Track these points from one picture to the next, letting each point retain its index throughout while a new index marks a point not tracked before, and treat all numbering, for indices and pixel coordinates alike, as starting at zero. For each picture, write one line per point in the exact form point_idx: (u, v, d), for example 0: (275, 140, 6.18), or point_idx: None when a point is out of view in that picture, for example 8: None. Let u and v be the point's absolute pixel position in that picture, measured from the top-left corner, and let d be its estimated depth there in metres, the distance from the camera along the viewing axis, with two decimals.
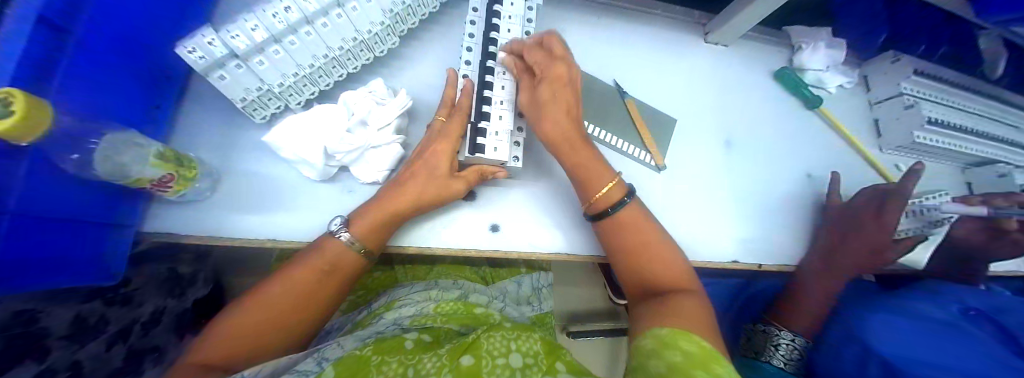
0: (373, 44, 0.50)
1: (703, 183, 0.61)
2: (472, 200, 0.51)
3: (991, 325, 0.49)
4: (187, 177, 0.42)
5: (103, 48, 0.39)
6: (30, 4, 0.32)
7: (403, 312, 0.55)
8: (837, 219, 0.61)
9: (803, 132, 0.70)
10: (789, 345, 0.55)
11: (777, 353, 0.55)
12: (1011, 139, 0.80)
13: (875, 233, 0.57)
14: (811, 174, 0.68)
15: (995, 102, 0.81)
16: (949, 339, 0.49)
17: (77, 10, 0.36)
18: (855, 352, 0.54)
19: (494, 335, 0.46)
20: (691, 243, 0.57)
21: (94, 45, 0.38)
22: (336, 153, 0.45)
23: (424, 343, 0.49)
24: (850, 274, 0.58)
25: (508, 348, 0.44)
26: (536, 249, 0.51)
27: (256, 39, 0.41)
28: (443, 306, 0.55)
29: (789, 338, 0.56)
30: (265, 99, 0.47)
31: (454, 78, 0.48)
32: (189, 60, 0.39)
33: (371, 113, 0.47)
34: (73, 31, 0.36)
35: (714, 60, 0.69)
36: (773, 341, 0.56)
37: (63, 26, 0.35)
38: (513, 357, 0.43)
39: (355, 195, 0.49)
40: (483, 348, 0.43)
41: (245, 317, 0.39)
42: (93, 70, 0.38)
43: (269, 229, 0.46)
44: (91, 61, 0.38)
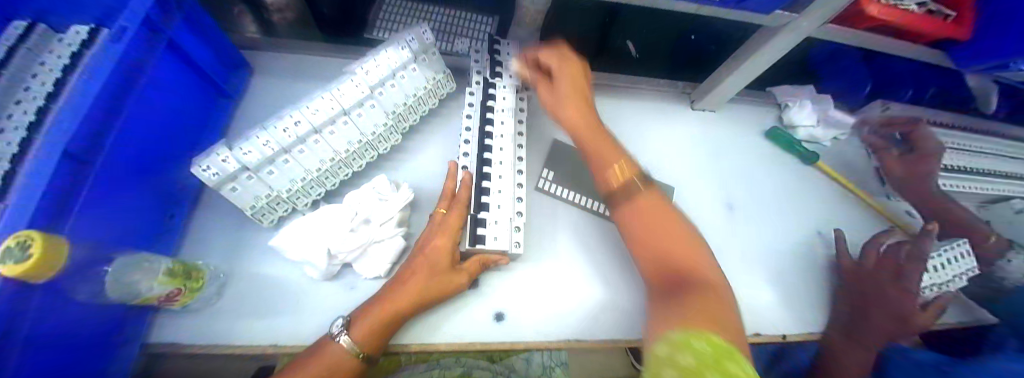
0: (377, 143, 0.54)
1: (711, 250, 0.60)
2: (474, 288, 0.50)
3: None
4: (193, 289, 0.43)
5: (120, 170, 0.41)
6: (57, 141, 0.34)
7: None
8: (852, 280, 0.59)
9: (804, 188, 0.69)
10: None
11: None
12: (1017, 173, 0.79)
13: (898, 297, 0.54)
14: (820, 231, 0.66)
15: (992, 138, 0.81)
16: None
17: (102, 142, 0.39)
18: None
19: None
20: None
21: (121, 170, 0.42)
22: (339, 252, 0.46)
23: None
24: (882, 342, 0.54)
25: None
26: (543, 337, 0.48)
27: (267, 152, 0.45)
28: None
29: None
30: (274, 204, 0.49)
31: (455, 171, 0.50)
32: (203, 177, 0.42)
33: (373, 211, 0.49)
34: (94, 161, 0.38)
35: (705, 126, 0.71)
36: None
37: (86, 159, 0.37)
38: None
39: (356, 292, 0.49)
40: None
41: None
42: (117, 193, 0.41)
43: (270, 335, 0.45)
44: (109, 184, 0.40)
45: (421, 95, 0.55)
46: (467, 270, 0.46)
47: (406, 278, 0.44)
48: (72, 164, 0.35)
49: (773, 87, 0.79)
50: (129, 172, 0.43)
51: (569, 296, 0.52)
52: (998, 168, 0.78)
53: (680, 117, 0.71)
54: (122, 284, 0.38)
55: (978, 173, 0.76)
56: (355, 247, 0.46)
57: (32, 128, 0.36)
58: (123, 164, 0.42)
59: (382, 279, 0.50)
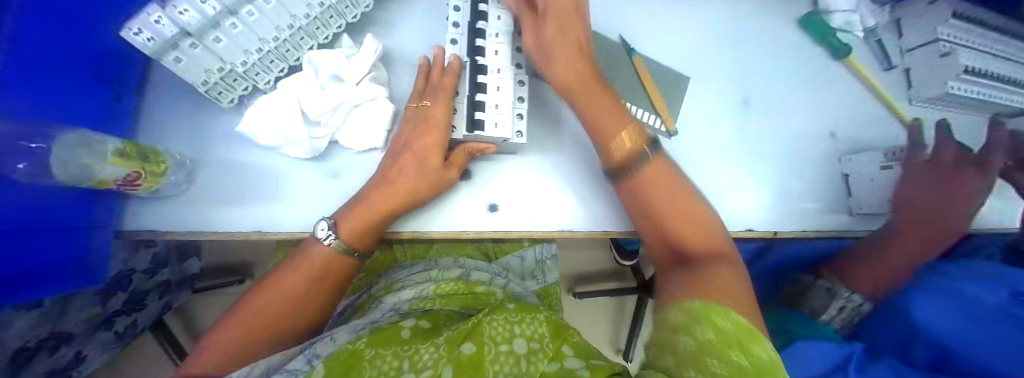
0: (343, 8, 0.43)
1: (716, 147, 0.56)
2: (467, 180, 0.47)
3: None
4: (155, 174, 0.38)
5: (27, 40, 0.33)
6: None
7: (401, 295, 0.52)
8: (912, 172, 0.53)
9: (825, 84, 0.63)
10: (854, 308, 0.46)
11: (837, 315, 0.47)
12: None
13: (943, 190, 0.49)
14: (834, 133, 0.62)
15: None
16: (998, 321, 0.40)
17: None
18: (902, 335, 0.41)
19: (496, 319, 0.42)
20: None
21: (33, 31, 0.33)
22: (319, 116, 0.41)
23: (422, 330, 0.45)
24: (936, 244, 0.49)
25: (510, 334, 0.39)
26: (538, 228, 0.47)
27: (209, 13, 0.34)
28: (443, 287, 0.53)
29: (858, 302, 0.46)
30: (235, 79, 0.42)
31: (458, 66, 0.41)
32: (137, 43, 0.34)
33: (343, 68, 0.42)
34: None
35: (735, 14, 0.61)
36: (840, 301, 0.47)
37: None
38: (516, 343, 0.38)
39: (340, 181, 0.45)
40: (485, 334, 0.39)
41: (253, 312, 0.38)
42: (40, 65, 0.34)
43: (254, 220, 0.43)
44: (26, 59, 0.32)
45: None
46: (455, 161, 0.42)
47: (416, 180, 0.39)
48: None
49: None
50: (54, 35, 0.35)
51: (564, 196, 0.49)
52: None
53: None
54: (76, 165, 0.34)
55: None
56: (322, 119, 0.41)
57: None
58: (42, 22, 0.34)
59: (374, 152, 0.46)
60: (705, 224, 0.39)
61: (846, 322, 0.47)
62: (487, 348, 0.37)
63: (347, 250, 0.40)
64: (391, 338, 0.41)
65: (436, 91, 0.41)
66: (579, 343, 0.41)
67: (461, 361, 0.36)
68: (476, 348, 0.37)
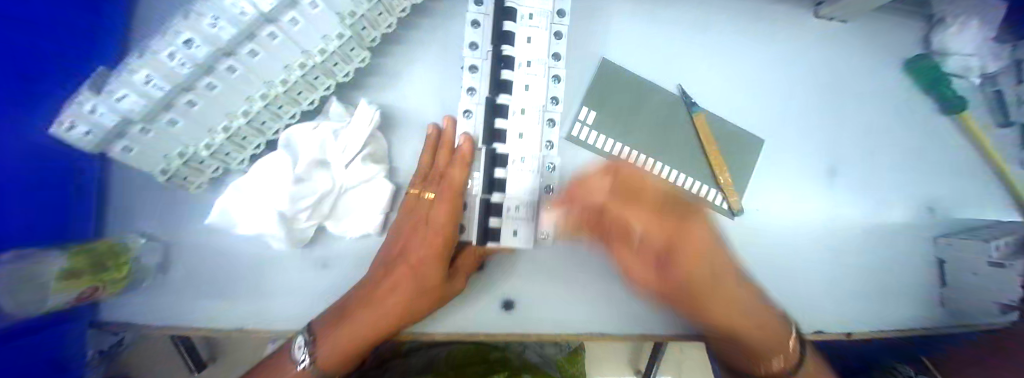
0: (333, 66, 0.33)
1: (788, 228, 0.45)
2: (479, 272, 0.39)
3: None
4: (116, 281, 0.33)
5: None
6: None
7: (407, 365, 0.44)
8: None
9: (930, 146, 0.51)
10: None
11: None
12: None
13: None
14: (932, 207, 0.51)
15: None
16: None
17: None
18: None
19: None
20: None
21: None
22: (296, 213, 0.32)
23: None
24: None
25: None
26: (559, 330, 0.40)
27: (155, 95, 0.26)
28: (456, 354, 0.45)
29: None
30: (203, 162, 0.33)
31: (468, 153, 0.31)
32: (69, 138, 0.26)
33: (327, 149, 0.33)
34: None
35: (824, 57, 0.48)
36: None
37: None
38: None
39: (330, 273, 0.38)
40: None
41: None
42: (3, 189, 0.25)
43: (232, 318, 0.37)
44: None
45: None
46: (460, 269, 0.33)
47: (417, 300, 0.31)
48: None
49: None
50: None
51: (587, 290, 0.41)
52: None
53: (793, 34, 0.47)
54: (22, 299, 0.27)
55: None
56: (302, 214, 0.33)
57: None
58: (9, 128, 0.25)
59: (372, 239, 0.38)
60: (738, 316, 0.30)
61: None
62: None
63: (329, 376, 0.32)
64: None
65: (441, 181, 0.32)
66: None
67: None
68: None
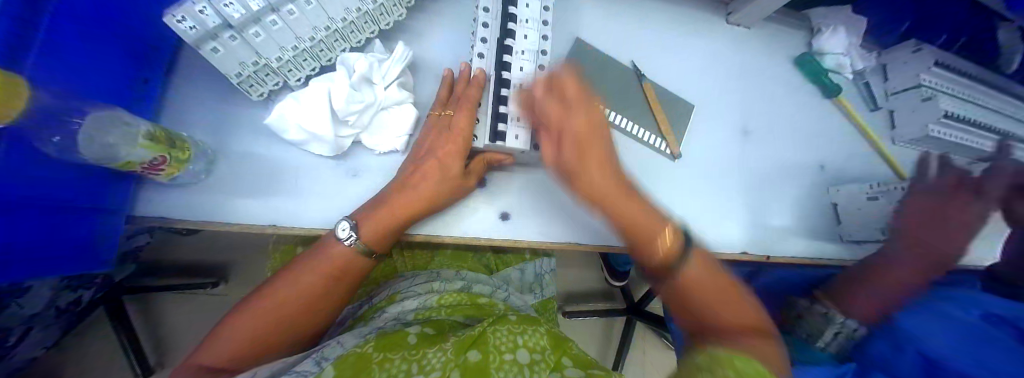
0: (379, 15, 0.44)
1: (717, 172, 0.59)
2: (483, 189, 0.49)
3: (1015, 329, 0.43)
4: (180, 159, 0.38)
5: (79, 16, 0.34)
6: None
7: (405, 306, 0.60)
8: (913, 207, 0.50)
9: (820, 123, 0.67)
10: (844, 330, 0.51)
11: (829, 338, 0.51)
12: None
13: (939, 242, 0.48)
14: (825, 166, 0.66)
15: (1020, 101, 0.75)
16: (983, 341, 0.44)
17: None
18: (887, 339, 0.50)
19: (499, 330, 0.50)
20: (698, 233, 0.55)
21: (81, 20, 0.34)
22: (347, 115, 0.41)
23: (427, 334, 0.52)
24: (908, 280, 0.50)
25: (515, 344, 0.47)
26: (545, 238, 0.49)
27: (253, 8, 0.35)
28: (447, 298, 0.62)
29: (847, 324, 0.50)
30: (269, 74, 0.42)
31: (482, 78, 0.44)
32: (177, 30, 0.34)
33: (373, 69, 0.43)
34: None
35: (736, 51, 0.65)
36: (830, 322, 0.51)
37: None
38: (520, 353, 0.46)
39: (359, 181, 0.46)
40: (490, 344, 0.46)
41: (267, 306, 0.40)
42: (82, 51, 0.35)
43: (270, 215, 0.43)
44: (71, 33, 0.33)
45: None
46: (474, 169, 0.45)
47: (438, 192, 0.42)
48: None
49: (811, 10, 0.71)
50: (90, 24, 0.35)
51: (559, 214, 0.51)
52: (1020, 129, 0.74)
53: (712, 34, 0.64)
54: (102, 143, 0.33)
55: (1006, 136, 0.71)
56: (350, 116, 0.41)
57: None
58: (88, 5, 0.34)
59: (397, 154, 0.47)
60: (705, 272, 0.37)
61: (834, 343, 0.51)
62: (491, 356, 0.44)
63: (366, 251, 0.43)
64: (398, 343, 0.47)
65: (459, 101, 0.44)
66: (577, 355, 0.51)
67: (468, 366, 0.42)
68: (482, 355, 0.44)
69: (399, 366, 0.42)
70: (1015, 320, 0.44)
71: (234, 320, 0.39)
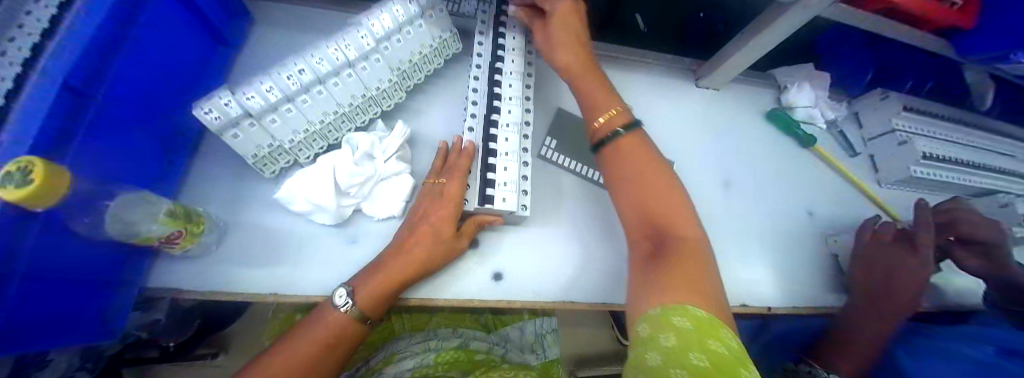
0: (381, 99, 0.51)
1: (705, 224, 0.60)
2: (476, 249, 0.51)
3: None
4: (194, 233, 0.42)
5: (120, 112, 0.41)
6: (59, 74, 0.34)
7: (403, 365, 0.60)
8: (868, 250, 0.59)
9: (801, 170, 0.70)
10: None
11: None
12: (1010, 169, 0.77)
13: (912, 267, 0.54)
14: (813, 213, 0.67)
15: (991, 136, 0.79)
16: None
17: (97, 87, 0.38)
18: None
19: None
20: None
21: (123, 114, 0.41)
22: (349, 187, 0.45)
23: None
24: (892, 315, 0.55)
25: None
26: (539, 296, 0.50)
27: (271, 99, 0.43)
28: (443, 355, 0.61)
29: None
30: (282, 154, 0.47)
31: (470, 151, 0.48)
32: (206, 120, 0.40)
33: (374, 145, 0.48)
34: (95, 98, 0.37)
35: (708, 109, 0.70)
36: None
37: (87, 94, 0.37)
38: None
39: (357, 247, 0.49)
40: None
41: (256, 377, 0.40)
42: (117, 140, 0.40)
43: (271, 284, 0.45)
44: (109, 127, 0.39)
45: (425, 54, 0.52)
46: (466, 230, 0.47)
47: (428, 256, 0.44)
48: (74, 99, 0.35)
49: (775, 69, 0.78)
50: (127, 119, 0.42)
51: (556, 272, 0.52)
52: (996, 164, 0.76)
53: (684, 96, 0.70)
54: (124, 223, 0.38)
55: (982, 170, 0.74)
56: (353, 187, 0.45)
57: (27, 64, 0.34)
58: (128, 104, 0.42)
59: (394, 220, 0.50)
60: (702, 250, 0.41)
61: None
62: None
63: (361, 315, 0.43)
64: None
65: (450, 170, 0.48)
66: None
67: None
68: None
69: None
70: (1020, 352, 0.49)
71: None
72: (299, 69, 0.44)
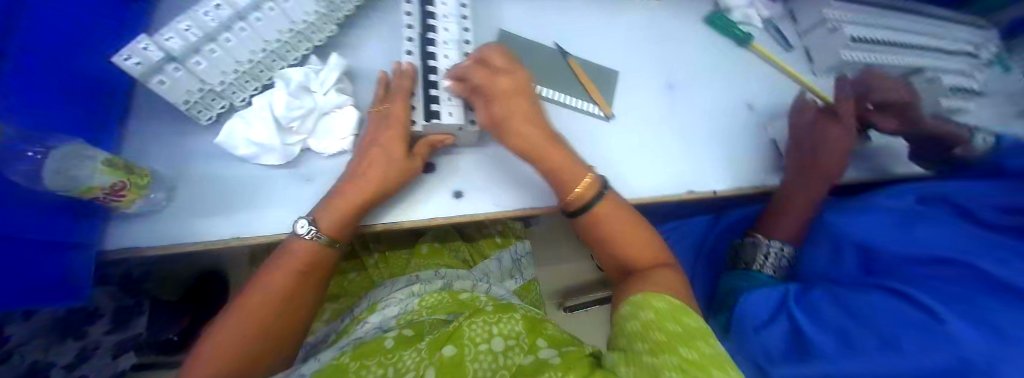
0: (310, 33, 0.50)
1: (651, 127, 0.64)
2: (432, 172, 0.53)
3: (947, 204, 0.53)
4: (140, 185, 0.41)
5: (33, 66, 0.38)
6: None
7: (386, 313, 0.61)
8: (796, 125, 0.67)
9: (740, 67, 0.73)
10: (777, 253, 0.61)
11: (766, 261, 0.61)
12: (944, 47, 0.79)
13: (839, 136, 0.63)
14: (753, 104, 0.71)
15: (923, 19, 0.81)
16: (919, 222, 0.51)
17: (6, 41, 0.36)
18: (831, 246, 0.61)
19: (475, 323, 0.52)
20: (642, 189, 0.58)
21: (39, 68, 0.39)
22: (291, 122, 0.45)
23: (406, 335, 0.53)
24: (828, 179, 0.63)
25: (489, 335, 0.49)
26: (498, 206, 0.53)
27: (191, 39, 0.41)
28: (427, 299, 0.62)
29: (777, 247, 0.61)
30: (214, 97, 0.46)
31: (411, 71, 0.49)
32: (125, 67, 0.38)
33: (308, 78, 0.47)
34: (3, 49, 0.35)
35: (649, 20, 0.71)
36: (763, 251, 0.62)
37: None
38: (494, 342, 0.48)
39: (315, 184, 0.49)
40: (466, 337, 0.49)
41: (241, 316, 0.42)
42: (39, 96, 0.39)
43: (233, 227, 0.46)
44: (24, 80, 0.37)
45: None
46: (419, 151, 0.49)
47: (384, 175, 0.45)
48: None
49: None
50: (44, 75, 0.40)
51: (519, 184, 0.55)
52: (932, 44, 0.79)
53: (626, 10, 0.71)
54: (69, 175, 0.37)
55: (916, 49, 0.77)
56: (294, 121, 0.45)
57: None
58: (41, 61, 0.39)
59: (347, 154, 0.50)
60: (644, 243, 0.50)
61: (777, 267, 0.61)
62: (466, 349, 0.47)
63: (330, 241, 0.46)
64: (376, 349, 0.50)
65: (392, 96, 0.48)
66: (551, 333, 0.52)
67: (443, 363, 0.44)
68: (456, 350, 0.46)
69: (376, 371, 0.45)
70: (943, 195, 0.54)
71: (208, 338, 0.40)
72: (216, 4, 0.42)
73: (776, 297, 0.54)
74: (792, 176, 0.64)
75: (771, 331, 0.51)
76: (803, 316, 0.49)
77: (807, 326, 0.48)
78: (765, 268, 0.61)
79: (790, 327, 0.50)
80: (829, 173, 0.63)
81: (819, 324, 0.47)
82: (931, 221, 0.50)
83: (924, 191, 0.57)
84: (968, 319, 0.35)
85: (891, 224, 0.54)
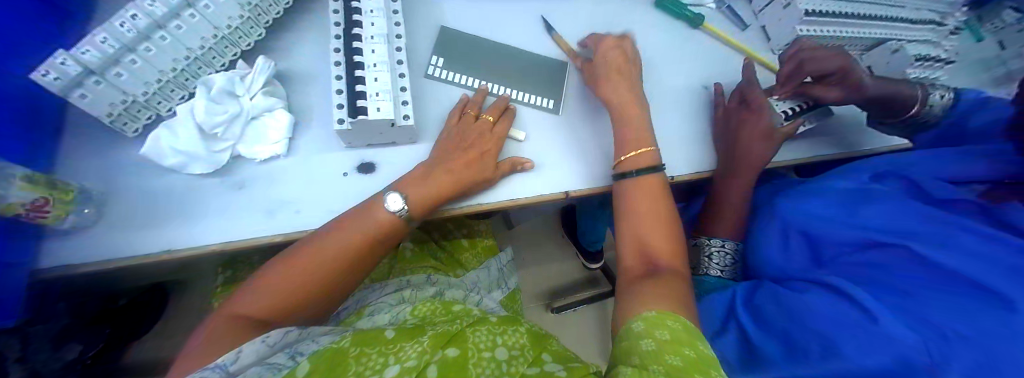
0: (237, 38, 0.51)
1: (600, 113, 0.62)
2: (367, 171, 0.51)
3: (899, 180, 0.49)
4: (65, 200, 0.41)
5: None
6: None
7: (375, 318, 0.55)
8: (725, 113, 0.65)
9: (691, 48, 0.72)
10: (720, 251, 0.61)
11: (713, 263, 0.61)
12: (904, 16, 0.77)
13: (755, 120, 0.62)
14: (708, 84, 0.70)
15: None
16: (868, 201, 0.48)
17: None
18: (777, 229, 0.57)
19: (479, 330, 0.47)
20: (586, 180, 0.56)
21: None
22: (214, 127, 0.45)
23: (406, 327, 0.48)
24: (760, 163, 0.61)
25: (494, 343, 0.45)
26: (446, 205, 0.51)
27: (108, 50, 0.40)
28: (421, 308, 0.58)
29: (719, 245, 0.62)
30: (139, 108, 0.46)
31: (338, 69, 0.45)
32: (41, 83, 0.38)
33: (225, 79, 0.47)
34: None
35: (595, 8, 0.71)
36: (707, 251, 0.62)
37: None
38: (499, 350, 0.44)
39: (246, 191, 0.48)
40: (471, 341, 0.44)
41: (272, 282, 0.41)
42: None
43: (163, 240, 0.44)
44: None
45: None
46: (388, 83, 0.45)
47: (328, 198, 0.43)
48: None
49: None
50: None
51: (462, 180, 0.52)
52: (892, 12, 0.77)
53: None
54: None
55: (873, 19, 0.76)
56: (213, 128, 0.45)
57: None
58: None
59: (282, 158, 0.50)
60: (666, 239, 0.48)
61: (724, 266, 0.61)
62: (471, 352, 0.42)
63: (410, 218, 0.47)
64: (377, 337, 0.43)
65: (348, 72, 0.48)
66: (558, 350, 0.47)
67: (446, 361, 0.39)
68: (461, 351, 0.41)
69: (376, 359, 0.39)
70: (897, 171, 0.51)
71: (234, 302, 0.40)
72: (131, 14, 0.40)
73: (726, 304, 0.53)
74: (722, 169, 0.62)
75: (726, 337, 0.49)
76: (753, 325, 0.47)
77: (757, 335, 0.46)
78: (710, 270, 0.62)
79: (738, 334, 0.48)
80: (757, 159, 0.61)
81: (767, 328, 0.46)
82: (877, 199, 0.48)
83: (877, 169, 0.53)
84: (906, 320, 0.35)
85: (836, 206, 0.51)
